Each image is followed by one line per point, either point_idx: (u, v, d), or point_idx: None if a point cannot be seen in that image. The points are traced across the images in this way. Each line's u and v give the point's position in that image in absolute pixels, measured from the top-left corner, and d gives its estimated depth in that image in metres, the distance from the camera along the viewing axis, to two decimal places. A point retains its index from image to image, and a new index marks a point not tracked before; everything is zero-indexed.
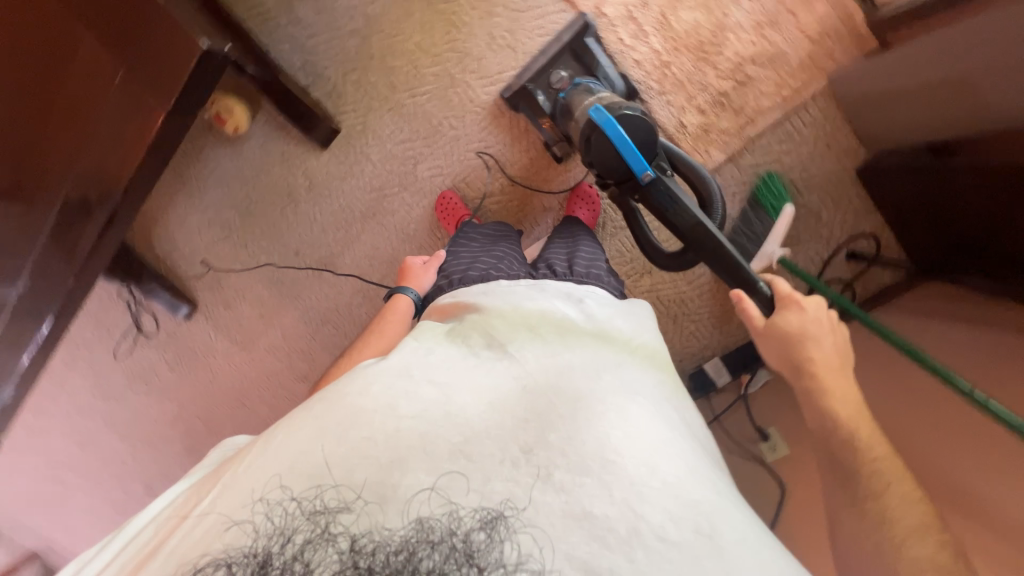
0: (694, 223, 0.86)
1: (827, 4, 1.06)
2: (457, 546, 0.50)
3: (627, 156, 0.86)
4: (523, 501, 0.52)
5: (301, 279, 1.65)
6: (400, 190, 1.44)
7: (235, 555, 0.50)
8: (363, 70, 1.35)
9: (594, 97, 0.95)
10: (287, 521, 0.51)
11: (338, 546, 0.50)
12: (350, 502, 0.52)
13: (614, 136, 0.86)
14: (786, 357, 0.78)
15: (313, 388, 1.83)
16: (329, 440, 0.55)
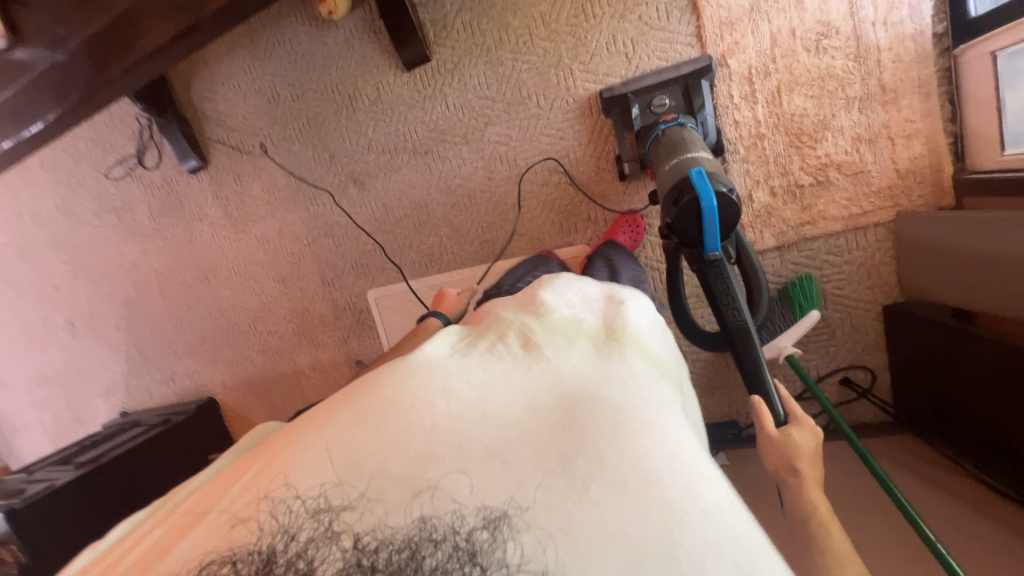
0: (739, 322, 0.87)
1: (927, 148, 1.08)
2: (460, 545, 0.48)
3: (706, 233, 0.82)
4: (526, 502, 0.50)
5: (323, 184, 1.58)
6: (460, 143, 1.40)
7: (239, 552, 0.49)
8: (478, 14, 1.31)
9: (696, 156, 0.89)
10: (290, 519, 0.50)
11: (342, 544, 0.48)
12: (352, 500, 0.51)
13: (704, 207, 0.80)
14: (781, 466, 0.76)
15: (286, 292, 1.76)
16: (337, 439, 0.54)
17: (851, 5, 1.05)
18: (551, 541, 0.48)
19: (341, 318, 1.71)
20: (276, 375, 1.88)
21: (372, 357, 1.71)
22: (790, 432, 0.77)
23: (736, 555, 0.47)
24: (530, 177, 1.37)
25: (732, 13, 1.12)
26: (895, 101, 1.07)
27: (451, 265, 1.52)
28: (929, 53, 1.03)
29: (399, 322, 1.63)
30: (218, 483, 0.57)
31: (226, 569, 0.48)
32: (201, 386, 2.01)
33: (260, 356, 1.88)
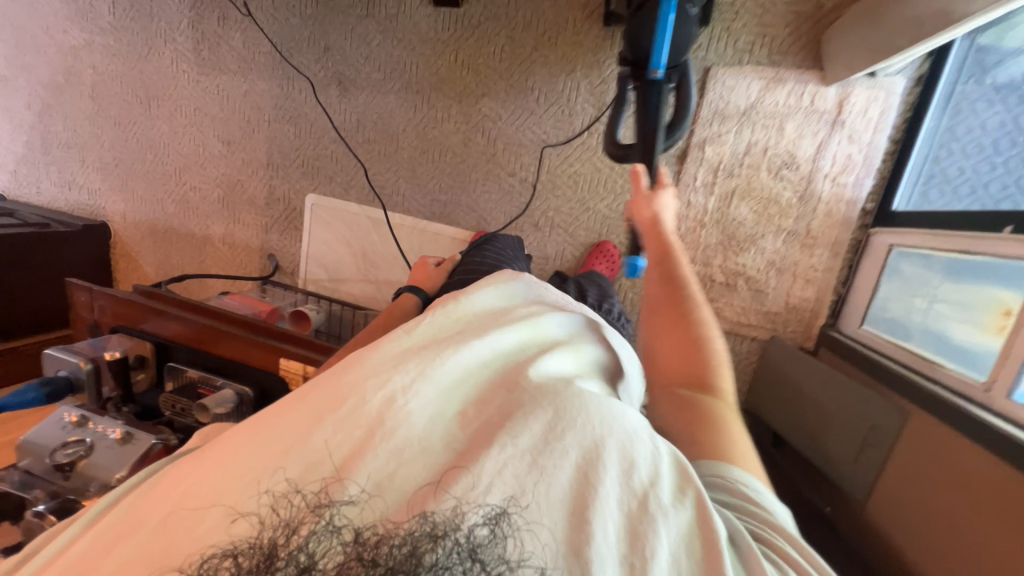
0: (649, 127, 0.91)
1: (816, 297, 1.24)
2: (460, 542, 0.39)
3: (656, 44, 0.86)
4: (526, 496, 0.41)
5: (306, 70, 1.51)
6: (452, 101, 1.40)
7: (240, 543, 0.40)
8: None
9: None
10: (278, 517, 0.41)
11: (343, 538, 0.40)
12: (353, 494, 0.42)
13: (663, 17, 0.83)
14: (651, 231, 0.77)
15: (225, 156, 1.68)
16: (287, 420, 0.47)
17: (817, 151, 1.17)
18: (561, 531, 0.40)
19: (270, 207, 1.66)
20: (184, 231, 1.79)
21: (287, 256, 1.68)
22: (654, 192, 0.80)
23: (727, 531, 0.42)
24: (501, 162, 1.40)
25: (726, 107, 1.20)
26: (811, 247, 1.22)
27: (397, 206, 1.52)
28: (851, 222, 1.18)
29: (326, 236, 1.61)
30: (149, 496, 0.45)
31: (226, 565, 0.38)
32: (102, 208, 1.88)
33: (176, 207, 1.79)
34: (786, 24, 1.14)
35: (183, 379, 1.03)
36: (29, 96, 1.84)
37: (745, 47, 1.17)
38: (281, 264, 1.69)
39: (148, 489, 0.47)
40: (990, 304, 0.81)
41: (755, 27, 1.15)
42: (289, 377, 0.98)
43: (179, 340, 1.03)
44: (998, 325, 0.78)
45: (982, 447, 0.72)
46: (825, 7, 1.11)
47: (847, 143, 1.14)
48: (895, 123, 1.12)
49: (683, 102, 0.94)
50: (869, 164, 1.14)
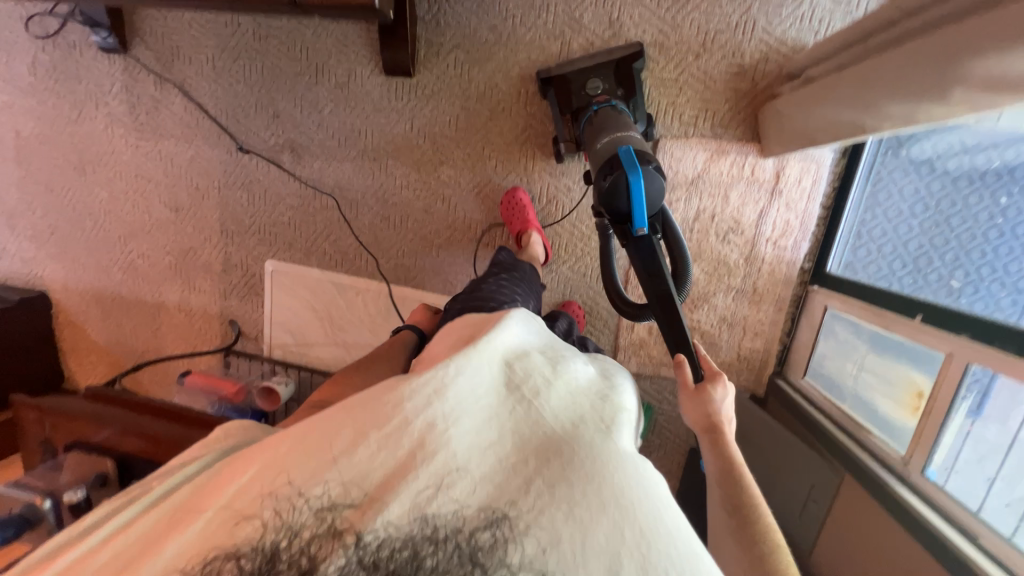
0: (662, 287, 0.91)
1: (764, 349, 1.33)
2: (460, 546, 0.51)
3: (635, 206, 0.91)
4: (525, 506, 0.53)
5: (255, 137, 1.46)
6: (410, 169, 1.40)
7: (245, 546, 0.51)
8: (473, 61, 1.29)
9: (630, 135, 1.02)
10: (298, 518, 0.52)
11: (345, 541, 0.51)
12: (355, 500, 0.53)
13: (633, 183, 0.91)
14: (704, 418, 0.77)
15: (173, 223, 1.60)
16: (338, 439, 0.56)
17: (759, 217, 1.25)
18: (548, 545, 0.50)
19: (228, 273, 1.61)
20: (135, 298, 1.71)
21: (249, 321, 1.63)
22: (704, 386, 0.80)
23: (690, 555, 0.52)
24: (463, 227, 1.41)
25: (676, 176, 1.26)
26: (758, 303, 1.30)
27: (361, 270, 1.51)
28: (792, 280, 1.27)
29: (289, 301, 1.58)
30: (210, 485, 0.57)
31: (230, 565, 0.49)
32: (39, 276, 1.76)
33: (125, 273, 1.70)
34: (726, 99, 1.20)
35: None
36: None
37: (690, 120, 1.22)
38: (243, 329, 1.64)
39: (212, 479, 0.58)
40: (905, 382, 0.92)
41: (698, 102, 1.21)
42: None
43: (138, 455, 1.01)
44: (913, 404, 0.89)
45: (900, 522, 0.82)
46: (760, 84, 1.18)
47: (785, 210, 1.23)
48: (826, 191, 1.22)
49: (677, 253, 0.97)
50: (805, 229, 1.23)
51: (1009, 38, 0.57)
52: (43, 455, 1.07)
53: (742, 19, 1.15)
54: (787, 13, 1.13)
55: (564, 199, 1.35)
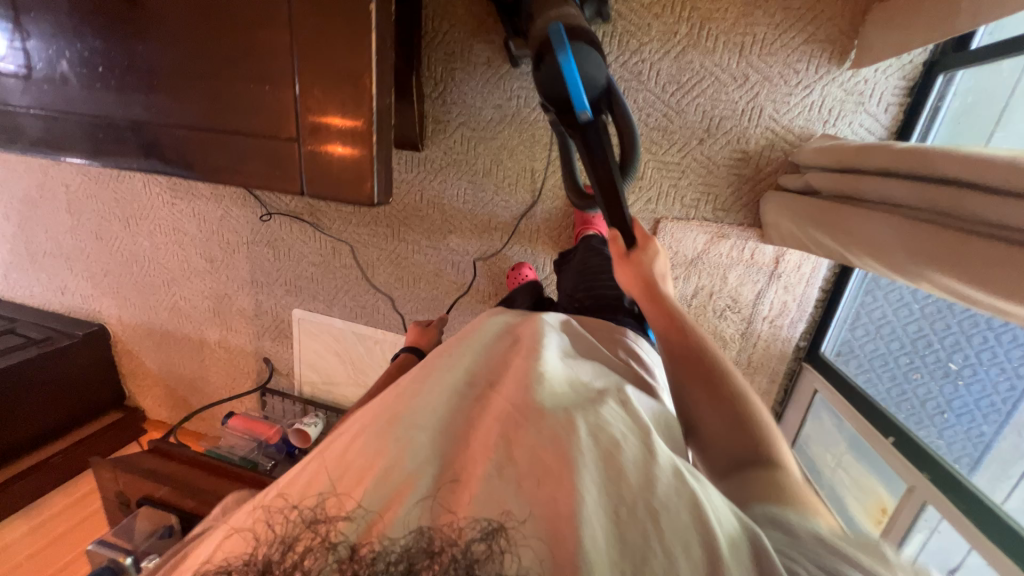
0: (605, 169, 0.78)
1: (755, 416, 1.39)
2: (458, 560, 0.39)
3: (571, 87, 0.75)
4: (526, 512, 0.41)
5: (278, 198, 1.55)
6: (421, 235, 1.47)
7: (234, 563, 0.42)
8: (479, 137, 1.32)
9: (568, 12, 0.83)
10: (288, 530, 0.42)
11: (337, 555, 0.40)
12: (350, 511, 0.42)
13: (563, 63, 0.74)
14: (643, 281, 0.74)
15: (209, 272, 1.75)
16: (341, 444, 0.48)
17: (756, 297, 1.27)
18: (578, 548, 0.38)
19: (259, 318, 1.76)
20: (180, 334, 1.90)
21: (281, 360, 1.79)
22: (634, 252, 0.75)
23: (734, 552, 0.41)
24: (470, 289, 1.48)
25: (676, 256, 1.28)
26: (752, 374, 1.34)
27: (379, 322, 1.63)
28: (787, 355, 1.31)
29: (316, 346, 1.72)
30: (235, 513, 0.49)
31: None
32: (98, 312, 1.97)
33: (171, 311, 1.88)
34: (728, 184, 1.20)
35: None
36: (12, 210, 1.89)
37: (692, 204, 1.23)
38: (276, 367, 1.80)
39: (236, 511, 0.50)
40: (875, 498, 1.06)
41: (699, 186, 1.21)
42: None
43: (193, 511, 1.20)
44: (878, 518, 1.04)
45: None
46: (764, 171, 1.17)
47: (782, 292, 1.25)
48: (826, 276, 1.23)
49: (629, 138, 0.79)
50: (802, 311, 1.26)
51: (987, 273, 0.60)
52: (121, 505, 1.28)
53: (748, 105, 1.13)
54: (796, 102, 1.10)
55: None
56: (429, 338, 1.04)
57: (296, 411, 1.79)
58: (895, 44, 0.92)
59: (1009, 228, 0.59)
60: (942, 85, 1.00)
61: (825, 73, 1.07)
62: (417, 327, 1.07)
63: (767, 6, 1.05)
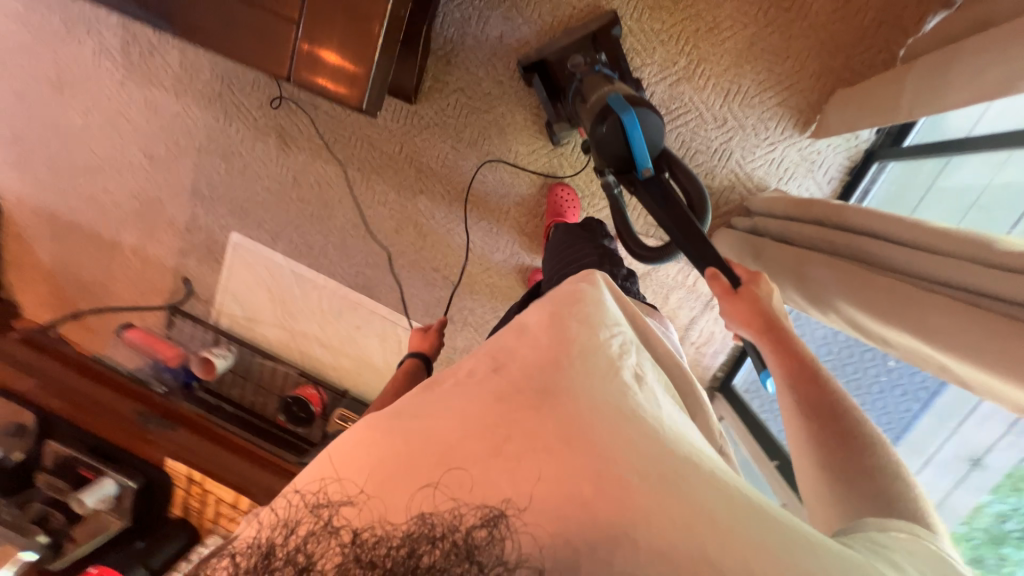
0: (680, 215, 0.79)
1: None
2: (458, 543, 0.43)
3: (633, 148, 0.82)
4: (525, 500, 0.44)
5: (247, 112, 1.46)
6: (390, 189, 1.44)
7: (242, 548, 0.48)
8: (473, 107, 1.33)
9: (616, 87, 0.91)
10: (289, 514, 0.48)
11: (341, 540, 0.45)
12: (352, 496, 0.46)
13: (626, 130, 0.81)
14: (759, 316, 0.73)
15: (146, 171, 1.59)
16: (350, 439, 0.49)
17: (690, 323, 1.37)
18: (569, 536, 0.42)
19: (190, 233, 1.61)
20: (90, 230, 1.68)
21: (203, 284, 1.64)
22: (744, 288, 0.75)
23: (746, 551, 0.41)
24: (428, 254, 1.47)
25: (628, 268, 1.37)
26: None
27: (323, 268, 1.54)
28: (704, 382, 1.42)
29: (247, 279, 1.60)
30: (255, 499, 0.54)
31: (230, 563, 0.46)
32: None
33: (87, 203, 1.67)
34: None
35: (60, 457, 1.05)
36: None
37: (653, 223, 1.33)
38: (194, 291, 1.65)
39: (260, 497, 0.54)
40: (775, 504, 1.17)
41: None
42: (173, 475, 1.04)
43: (56, 413, 1.06)
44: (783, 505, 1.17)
45: None
46: (720, 209, 1.28)
47: (713, 322, 1.36)
48: None
49: (695, 187, 0.83)
50: (725, 343, 1.37)
51: (887, 309, 0.71)
52: None
53: (721, 146, 1.23)
54: (760, 155, 1.22)
55: (526, 258, 1.43)
56: (434, 340, 0.99)
57: (206, 340, 1.65)
58: (848, 125, 1.06)
59: (920, 275, 0.70)
60: (874, 171, 1.17)
61: (788, 136, 1.20)
62: (418, 333, 1.02)
63: (754, 64, 1.17)
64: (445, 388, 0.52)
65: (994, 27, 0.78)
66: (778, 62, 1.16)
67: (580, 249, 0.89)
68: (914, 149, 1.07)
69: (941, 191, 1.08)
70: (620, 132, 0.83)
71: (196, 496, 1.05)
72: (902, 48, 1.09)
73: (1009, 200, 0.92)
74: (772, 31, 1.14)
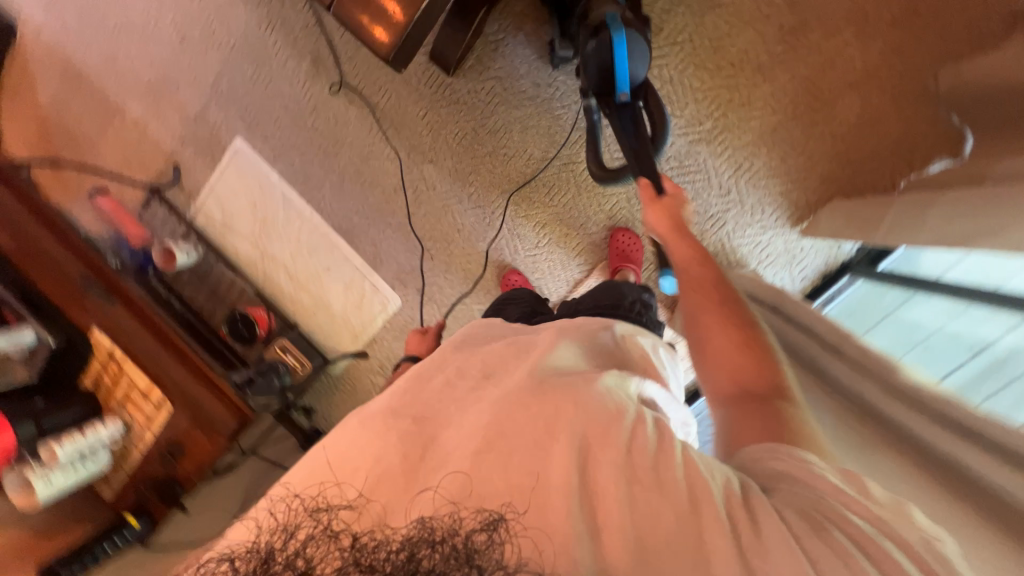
0: (637, 142, 0.87)
1: None
2: (456, 547, 0.43)
3: (614, 72, 0.87)
4: (524, 504, 0.47)
5: (291, 29, 1.47)
6: (401, 147, 1.45)
7: (240, 549, 0.50)
8: (504, 98, 1.36)
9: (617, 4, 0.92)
10: (290, 519, 0.52)
11: (340, 543, 0.47)
12: (353, 502, 0.52)
13: (610, 52, 0.86)
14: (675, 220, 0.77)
15: (172, 50, 1.57)
16: (344, 446, 0.58)
17: None
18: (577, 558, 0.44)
19: (195, 124, 1.59)
20: (97, 87, 1.65)
21: (191, 177, 1.61)
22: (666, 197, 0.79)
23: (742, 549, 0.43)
24: (417, 221, 1.48)
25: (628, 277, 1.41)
26: None
27: (313, 200, 1.55)
28: None
29: (236, 186, 1.58)
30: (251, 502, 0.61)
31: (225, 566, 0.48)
32: (16, 9, 1.66)
33: (106, 59, 1.64)
34: None
35: None
36: None
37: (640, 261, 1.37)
38: (180, 180, 1.62)
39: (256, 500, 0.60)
40: None
41: (645, 253, 1.35)
42: (96, 347, 1.05)
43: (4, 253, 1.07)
44: None
45: None
46: None
47: None
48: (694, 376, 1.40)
49: (662, 114, 0.88)
50: None
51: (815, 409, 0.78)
52: None
53: (717, 214, 1.27)
54: (750, 233, 1.26)
55: (507, 257, 1.44)
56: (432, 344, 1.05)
57: (177, 232, 1.62)
58: (833, 236, 1.11)
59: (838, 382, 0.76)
60: (843, 284, 1.25)
61: (780, 225, 1.25)
62: (415, 333, 1.09)
63: (770, 149, 1.22)
64: (435, 398, 0.63)
65: (972, 186, 0.84)
66: (792, 154, 1.21)
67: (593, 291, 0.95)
68: (889, 276, 1.15)
69: (896, 323, 1.16)
70: (606, 52, 0.87)
71: (111, 373, 1.05)
72: (902, 180, 1.13)
73: (954, 355, 0.99)
74: (795, 124, 1.20)
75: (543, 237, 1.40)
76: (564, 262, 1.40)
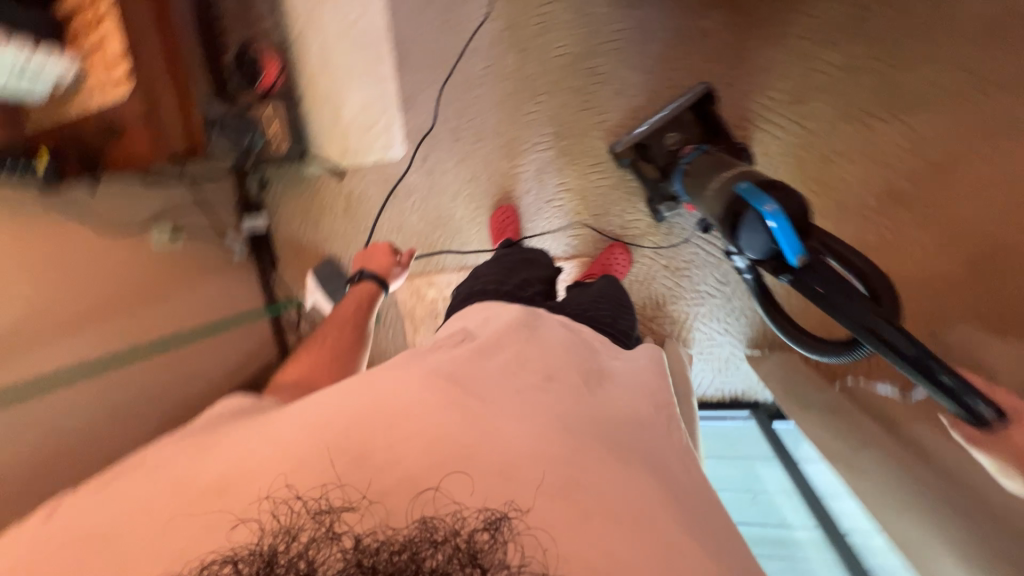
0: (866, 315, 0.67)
1: None
2: (461, 548, 0.40)
3: (782, 243, 0.73)
4: (525, 504, 0.47)
5: None
6: (502, 15, 1.31)
7: (240, 553, 0.42)
8: (621, 50, 1.25)
9: (727, 175, 0.87)
10: (293, 520, 0.44)
11: (342, 545, 0.41)
12: (354, 502, 0.46)
13: (771, 225, 0.73)
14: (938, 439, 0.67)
15: None
16: (342, 413, 0.52)
17: None
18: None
19: None
20: None
21: None
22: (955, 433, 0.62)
23: None
24: (467, 97, 1.38)
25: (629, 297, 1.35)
26: None
27: None
28: None
29: None
30: (190, 470, 0.50)
31: (226, 571, 0.41)
32: None
33: None
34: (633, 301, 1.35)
35: None
36: None
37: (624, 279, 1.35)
38: None
39: (201, 467, 0.50)
40: None
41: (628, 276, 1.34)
42: None
43: None
44: None
45: None
46: (650, 321, 1.34)
47: None
48: None
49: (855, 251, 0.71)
50: None
51: None
52: None
53: (703, 292, 1.30)
54: (711, 325, 1.31)
55: (518, 190, 1.38)
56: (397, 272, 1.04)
57: None
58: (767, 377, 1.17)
59: None
60: (736, 412, 1.35)
61: (738, 335, 1.30)
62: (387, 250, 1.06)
63: None
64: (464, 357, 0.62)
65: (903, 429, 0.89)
66: None
67: (594, 297, 0.88)
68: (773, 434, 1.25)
69: (749, 467, 1.26)
70: (761, 222, 0.74)
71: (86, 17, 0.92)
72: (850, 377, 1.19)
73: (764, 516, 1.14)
74: None
75: (559, 198, 1.36)
76: (559, 231, 1.38)
